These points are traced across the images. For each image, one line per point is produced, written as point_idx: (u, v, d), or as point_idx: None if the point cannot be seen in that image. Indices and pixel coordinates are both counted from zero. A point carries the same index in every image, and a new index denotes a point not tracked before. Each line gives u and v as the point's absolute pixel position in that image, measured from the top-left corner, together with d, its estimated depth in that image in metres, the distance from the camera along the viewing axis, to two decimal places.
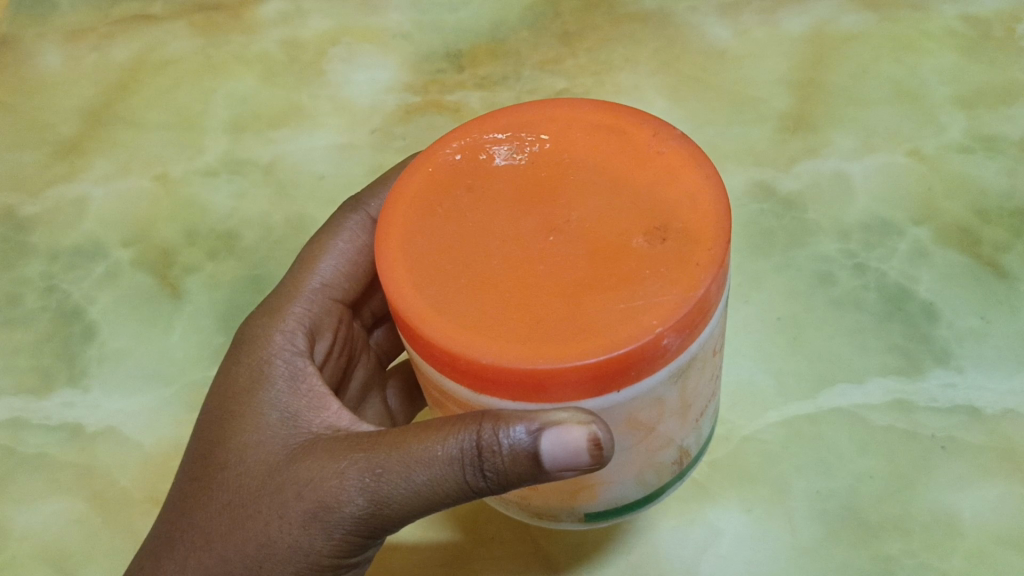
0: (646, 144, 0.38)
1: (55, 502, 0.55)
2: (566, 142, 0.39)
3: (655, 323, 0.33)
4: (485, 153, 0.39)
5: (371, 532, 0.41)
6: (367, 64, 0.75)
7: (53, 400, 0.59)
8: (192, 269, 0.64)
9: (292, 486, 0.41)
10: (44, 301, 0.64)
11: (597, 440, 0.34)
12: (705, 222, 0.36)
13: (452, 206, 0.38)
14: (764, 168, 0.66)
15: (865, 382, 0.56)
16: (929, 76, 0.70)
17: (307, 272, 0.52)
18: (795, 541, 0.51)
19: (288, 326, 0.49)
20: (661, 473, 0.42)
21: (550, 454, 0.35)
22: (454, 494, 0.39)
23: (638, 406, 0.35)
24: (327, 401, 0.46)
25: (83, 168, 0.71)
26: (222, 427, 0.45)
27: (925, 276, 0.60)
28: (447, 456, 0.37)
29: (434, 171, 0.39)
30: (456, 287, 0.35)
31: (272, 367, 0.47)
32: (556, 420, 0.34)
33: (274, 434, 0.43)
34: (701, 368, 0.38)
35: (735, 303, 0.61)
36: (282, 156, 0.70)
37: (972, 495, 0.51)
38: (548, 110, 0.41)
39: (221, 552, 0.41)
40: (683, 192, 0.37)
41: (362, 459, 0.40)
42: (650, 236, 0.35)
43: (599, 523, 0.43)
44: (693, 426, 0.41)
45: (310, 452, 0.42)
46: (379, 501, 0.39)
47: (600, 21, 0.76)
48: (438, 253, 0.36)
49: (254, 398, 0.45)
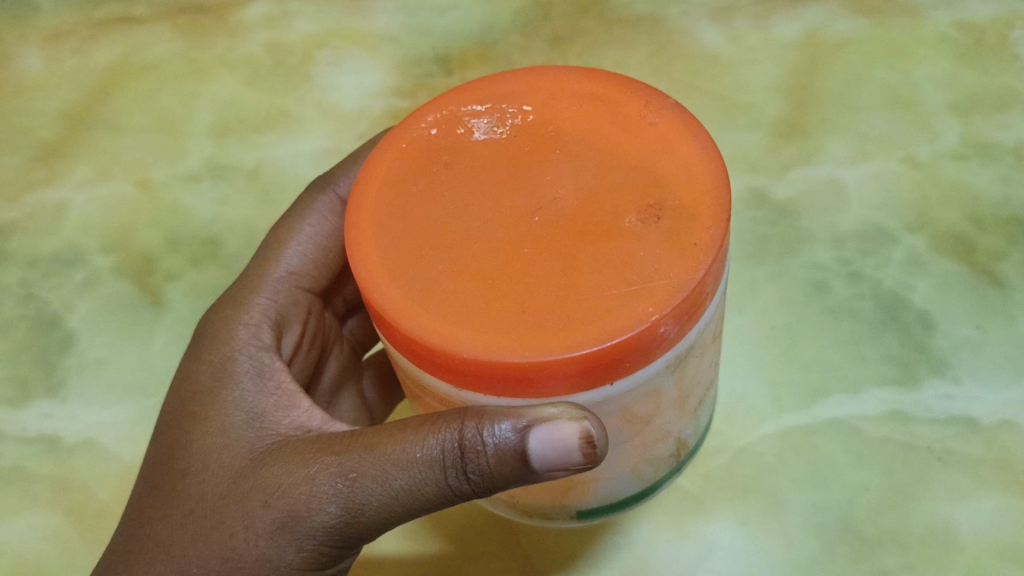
0: (638, 114, 0.37)
1: (31, 516, 0.53)
2: (550, 113, 0.38)
3: (652, 310, 0.32)
4: (463, 127, 0.38)
5: (345, 542, 0.39)
6: (354, 68, 0.74)
7: (30, 411, 0.57)
8: (175, 277, 0.63)
9: (259, 493, 0.39)
10: (22, 309, 0.62)
11: (591, 436, 0.33)
12: (704, 199, 0.35)
13: (429, 184, 0.36)
14: (757, 175, 0.66)
15: (861, 393, 0.55)
16: (923, 83, 0.70)
17: (272, 260, 0.51)
18: (791, 555, 0.49)
19: (252, 319, 0.48)
20: (658, 467, 0.41)
21: (539, 453, 0.34)
22: (435, 499, 0.38)
23: (634, 398, 0.35)
24: (297, 398, 0.45)
25: (63, 173, 0.69)
26: (184, 430, 0.43)
27: (921, 285, 0.59)
28: (428, 458, 0.36)
29: (409, 146, 0.38)
30: (435, 274, 0.34)
31: (236, 364, 0.46)
32: (546, 416, 0.33)
33: (239, 437, 0.42)
34: (700, 356, 0.37)
35: (729, 313, 0.60)
36: (267, 161, 0.69)
37: (970, 509, 0.50)
38: (530, 78, 0.40)
39: (182, 566, 0.40)
40: (679, 165, 0.36)
41: (334, 463, 0.39)
42: (645, 214, 0.34)
43: (592, 520, 0.43)
44: (691, 416, 0.40)
45: (279, 455, 0.40)
46: (354, 508, 0.38)
47: (590, 25, 0.75)
48: (414, 237, 0.35)
49: (218, 397, 0.44)
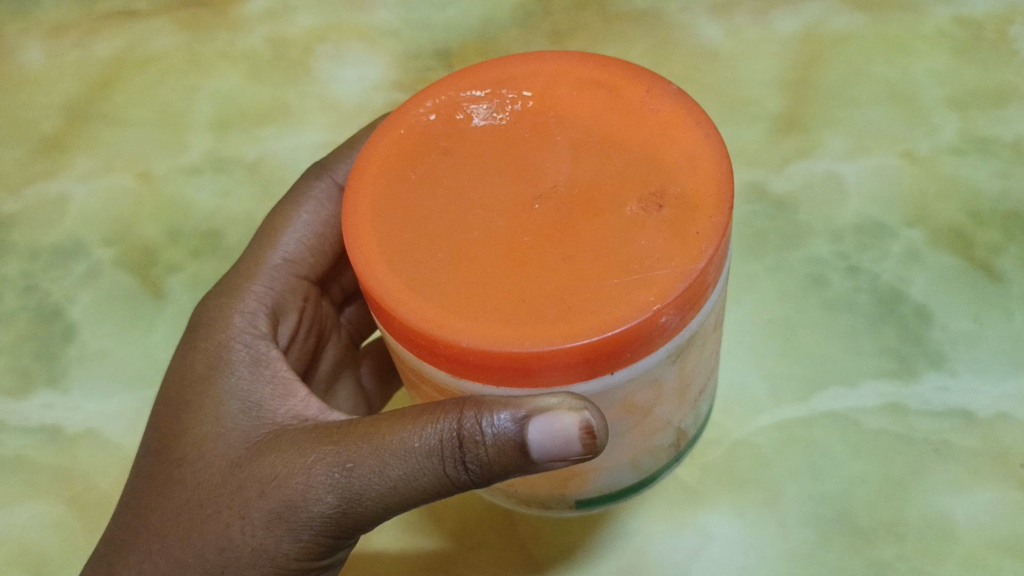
0: (639, 101, 0.38)
1: (34, 505, 0.53)
2: (550, 99, 0.38)
3: (653, 299, 0.32)
4: (462, 113, 0.38)
5: (343, 531, 0.39)
6: (355, 62, 0.74)
7: (32, 401, 0.58)
8: (175, 269, 0.63)
9: (256, 483, 0.40)
10: (23, 300, 0.63)
11: (590, 427, 0.33)
12: (705, 188, 0.35)
13: (428, 170, 0.37)
14: (756, 169, 0.66)
15: (858, 385, 0.55)
16: (922, 78, 0.70)
17: (269, 249, 0.51)
18: (787, 545, 0.50)
19: (249, 307, 0.48)
20: (657, 457, 0.41)
21: (537, 442, 0.34)
22: (432, 489, 0.38)
23: (634, 388, 0.35)
24: (294, 388, 0.45)
25: (65, 166, 0.69)
26: (181, 420, 0.43)
27: (918, 278, 0.60)
28: (426, 448, 0.37)
29: (407, 132, 0.38)
30: (434, 262, 0.34)
31: (232, 352, 0.46)
32: (545, 406, 0.33)
33: (236, 426, 0.42)
34: (700, 347, 0.37)
35: (727, 305, 0.60)
36: (269, 154, 0.69)
37: (966, 500, 0.51)
38: (530, 64, 0.40)
39: (178, 556, 0.40)
40: (681, 153, 0.36)
41: (331, 453, 0.39)
42: (646, 202, 0.35)
43: (591, 510, 0.43)
44: (691, 406, 0.41)
45: (276, 445, 0.41)
46: (352, 498, 0.38)
47: (590, 20, 0.75)
48: (413, 224, 0.35)
49: (215, 385, 0.44)
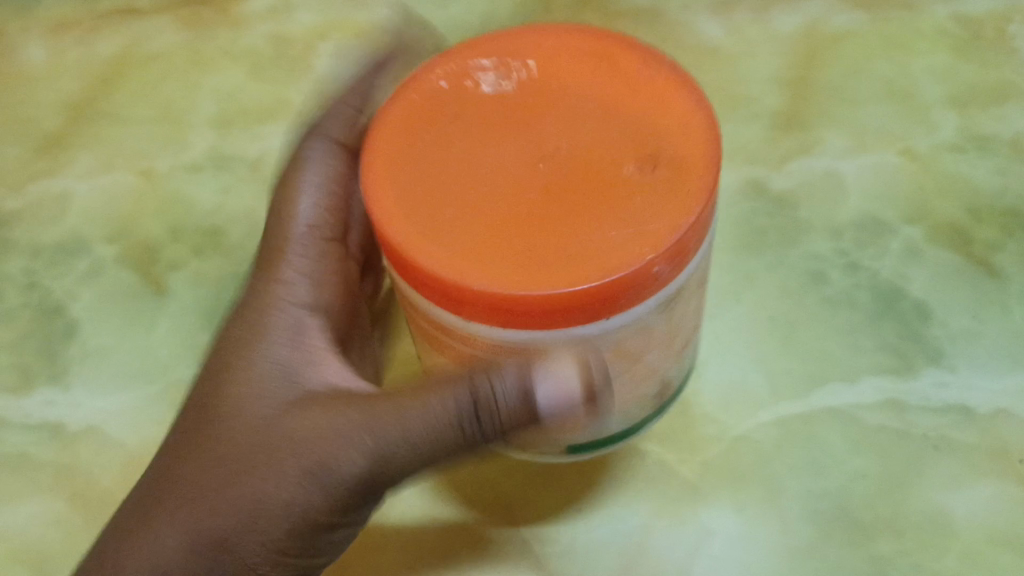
0: (637, 70, 0.38)
1: (36, 502, 0.54)
2: (553, 65, 0.39)
3: (648, 251, 0.34)
4: (469, 78, 0.39)
5: (366, 488, 0.43)
6: (352, 56, 0.73)
7: (33, 398, 0.58)
8: (177, 266, 0.63)
9: (288, 443, 0.42)
10: (25, 297, 0.63)
11: (591, 381, 0.36)
12: (698, 150, 0.36)
13: (438, 132, 0.37)
14: (756, 166, 0.66)
15: (857, 381, 0.56)
16: (920, 75, 0.70)
17: (286, 218, 0.53)
18: (786, 541, 0.50)
19: (276, 279, 0.51)
20: (646, 405, 0.42)
21: (547, 403, 0.37)
22: (454, 449, 0.41)
23: (627, 334, 0.36)
24: (322, 356, 0.47)
25: (67, 163, 0.69)
26: (217, 385, 0.46)
27: (917, 275, 0.60)
28: (451, 410, 0.40)
29: (418, 96, 0.39)
30: (446, 215, 0.35)
31: (264, 323, 0.49)
32: (549, 362, 0.36)
33: (269, 393, 0.45)
34: (687, 299, 0.39)
35: (727, 301, 0.60)
36: (271, 151, 0.69)
37: (966, 495, 0.51)
38: (528, 33, 0.40)
39: (211, 506, 0.43)
40: (675, 117, 0.37)
41: (363, 416, 0.42)
42: (643, 163, 0.36)
43: (583, 455, 0.44)
44: (678, 356, 0.42)
45: (310, 408, 0.44)
46: (379, 456, 0.41)
47: (592, 18, 0.75)
48: (425, 179, 0.36)
49: (249, 354, 0.47)
